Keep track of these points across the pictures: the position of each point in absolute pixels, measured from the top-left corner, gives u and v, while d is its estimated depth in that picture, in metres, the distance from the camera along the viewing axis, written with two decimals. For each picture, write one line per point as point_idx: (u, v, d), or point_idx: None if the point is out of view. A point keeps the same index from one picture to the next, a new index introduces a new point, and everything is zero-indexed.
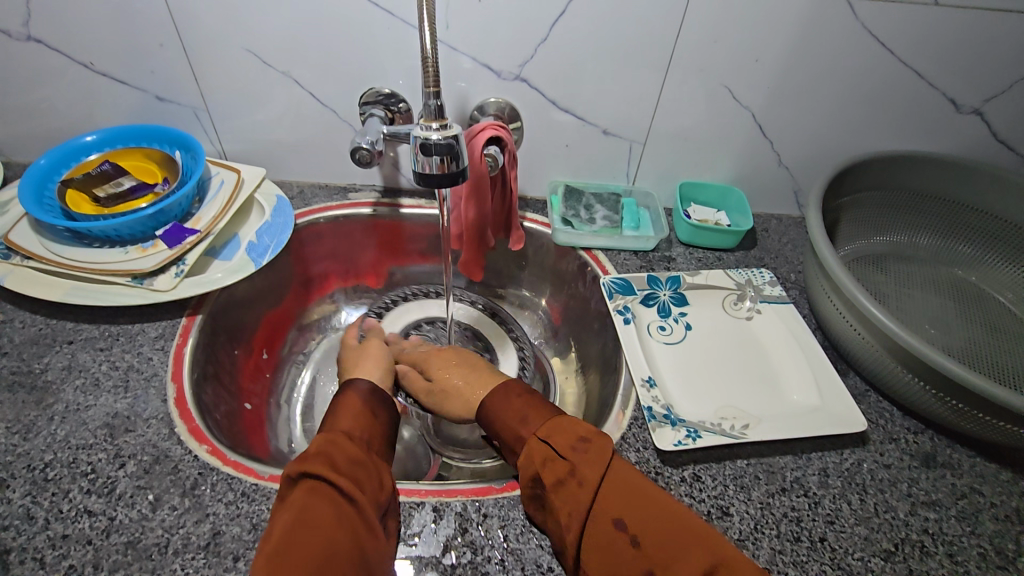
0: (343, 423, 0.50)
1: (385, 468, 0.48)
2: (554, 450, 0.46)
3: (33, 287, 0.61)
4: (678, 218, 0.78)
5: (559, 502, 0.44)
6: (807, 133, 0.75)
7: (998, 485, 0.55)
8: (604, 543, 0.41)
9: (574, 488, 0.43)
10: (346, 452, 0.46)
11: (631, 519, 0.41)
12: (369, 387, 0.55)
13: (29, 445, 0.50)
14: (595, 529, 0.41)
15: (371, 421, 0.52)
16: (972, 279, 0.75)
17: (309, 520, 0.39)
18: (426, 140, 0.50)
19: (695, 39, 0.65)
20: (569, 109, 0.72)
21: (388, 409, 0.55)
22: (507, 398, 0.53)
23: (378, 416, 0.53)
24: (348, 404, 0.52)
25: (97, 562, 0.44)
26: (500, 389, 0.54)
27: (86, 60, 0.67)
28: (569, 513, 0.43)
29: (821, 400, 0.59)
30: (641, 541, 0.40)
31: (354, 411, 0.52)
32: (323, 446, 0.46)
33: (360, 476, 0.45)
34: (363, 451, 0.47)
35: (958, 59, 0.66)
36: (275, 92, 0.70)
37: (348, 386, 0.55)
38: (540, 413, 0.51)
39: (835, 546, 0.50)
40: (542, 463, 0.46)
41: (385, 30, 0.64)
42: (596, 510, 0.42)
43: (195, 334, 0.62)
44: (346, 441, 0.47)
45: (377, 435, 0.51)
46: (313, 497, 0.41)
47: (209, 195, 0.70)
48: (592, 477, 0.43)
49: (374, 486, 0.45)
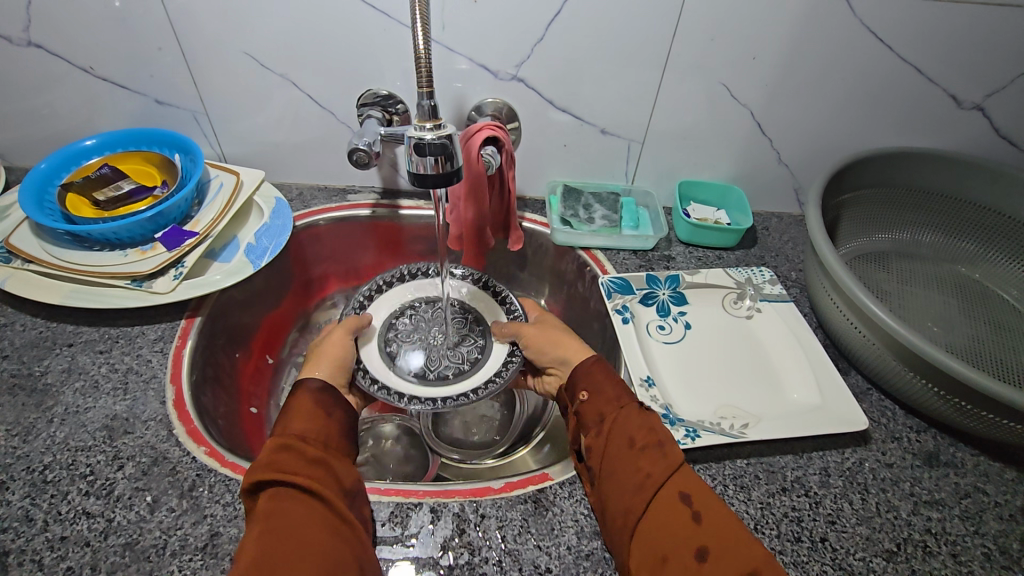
0: (294, 425, 0.48)
1: (349, 464, 0.48)
2: (649, 422, 0.49)
3: (34, 291, 0.61)
4: (677, 217, 0.77)
5: (643, 463, 0.46)
6: (806, 130, 0.74)
7: (1002, 484, 0.55)
8: (668, 516, 0.42)
9: (659, 455, 0.46)
10: (303, 456, 0.45)
11: (698, 500, 0.43)
12: (320, 384, 0.52)
13: (28, 447, 0.51)
14: (663, 499, 0.43)
15: (323, 420, 0.50)
16: (976, 276, 0.74)
17: (279, 526, 0.40)
18: (420, 141, 0.50)
19: (692, 37, 0.64)
20: (567, 109, 0.72)
21: (343, 408, 0.52)
22: (603, 369, 0.55)
23: (333, 412, 0.51)
24: (300, 404, 0.50)
25: (95, 564, 0.44)
26: (599, 360, 0.57)
27: (85, 65, 0.67)
28: (650, 474, 0.45)
29: (822, 399, 0.59)
30: (702, 518, 0.42)
31: (307, 411, 0.50)
32: (276, 453, 0.45)
33: (319, 478, 0.45)
34: (323, 451, 0.47)
35: (960, 53, 0.65)
36: (272, 94, 0.70)
37: (298, 386, 0.52)
38: (629, 393, 0.53)
39: (836, 546, 0.49)
40: (638, 425, 0.49)
41: (382, 32, 0.64)
42: (674, 480, 0.44)
43: (194, 336, 0.62)
44: (304, 444, 0.46)
45: (334, 432, 0.50)
46: (275, 505, 0.41)
47: (209, 198, 0.70)
48: (676, 453, 0.46)
49: (334, 482, 0.45)
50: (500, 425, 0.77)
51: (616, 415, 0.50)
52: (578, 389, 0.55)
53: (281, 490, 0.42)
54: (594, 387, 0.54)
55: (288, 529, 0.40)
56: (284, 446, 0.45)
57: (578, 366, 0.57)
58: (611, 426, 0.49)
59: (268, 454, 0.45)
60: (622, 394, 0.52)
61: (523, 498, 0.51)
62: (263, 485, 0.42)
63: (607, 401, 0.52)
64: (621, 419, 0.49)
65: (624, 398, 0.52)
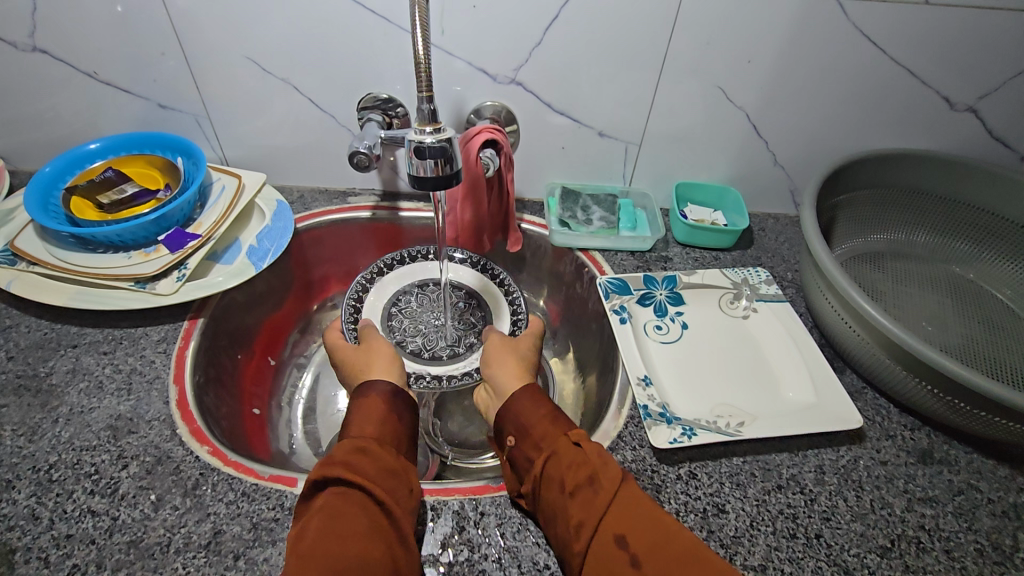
0: (368, 427, 0.50)
1: (415, 474, 0.49)
2: (580, 455, 0.47)
3: (38, 293, 0.62)
4: (675, 218, 0.78)
5: (575, 509, 0.44)
6: (801, 132, 0.75)
7: (996, 481, 0.55)
8: (606, 562, 0.41)
9: (590, 494, 0.44)
10: (380, 461, 0.46)
11: (632, 538, 0.41)
12: (390, 388, 0.54)
13: (34, 447, 0.51)
14: (598, 545, 0.41)
15: (393, 426, 0.51)
16: (970, 276, 0.75)
17: (339, 527, 0.40)
18: (420, 144, 0.51)
19: (687, 41, 0.65)
20: (565, 112, 0.73)
21: (409, 416, 0.54)
22: (531, 400, 0.54)
23: (401, 419, 0.52)
24: (370, 407, 0.52)
25: (100, 561, 0.44)
26: (532, 389, 0.55)
27: (89, 70, 0.68)
28: (583, 521, 0.43)
29: (817, 397, 0.59)
30: (641, 561, 0.40)
31: (377, 415, 0.51)
32: (351, 451, 0.46)
33: (388, 483, 0.45)
34: (394, 457, 0.48)
35: (952, 56, 0.66)
36: (274, 98, 0.71)
37: (366, 389, 0.54)
38: (562, 425, 0.50)
39: (831, 542, 0.50)
40: (568, 465, 0.46)
41: (381, 36, 0.64)
42: (606, 520, 0.42)
43: (197, 337, 0.63)
44: (378, 449, 0.47)
45: (401, 440, 0.51)
46: (343, 503, 0.42)
47: (211, 201, 0.71)
48: (609, 486, 0.44)
49: (403, 491, 0.46)
50: None
51: (546, 454, 0.48)
52: (507, 430, 0.53)
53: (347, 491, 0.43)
54: (521, 428, 0.52)
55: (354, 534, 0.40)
56: (363, 450, 0.46)
57: (506, 404, 0.54)
58: (541, 468, 0.47)
59: (344, 453, 0.46)
60: (553, 428, 0.50)
61: None
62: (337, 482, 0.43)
63: (532, 446, 0.50)
64: (554, 457, 0.47)
65: (552, 436, 0.49)
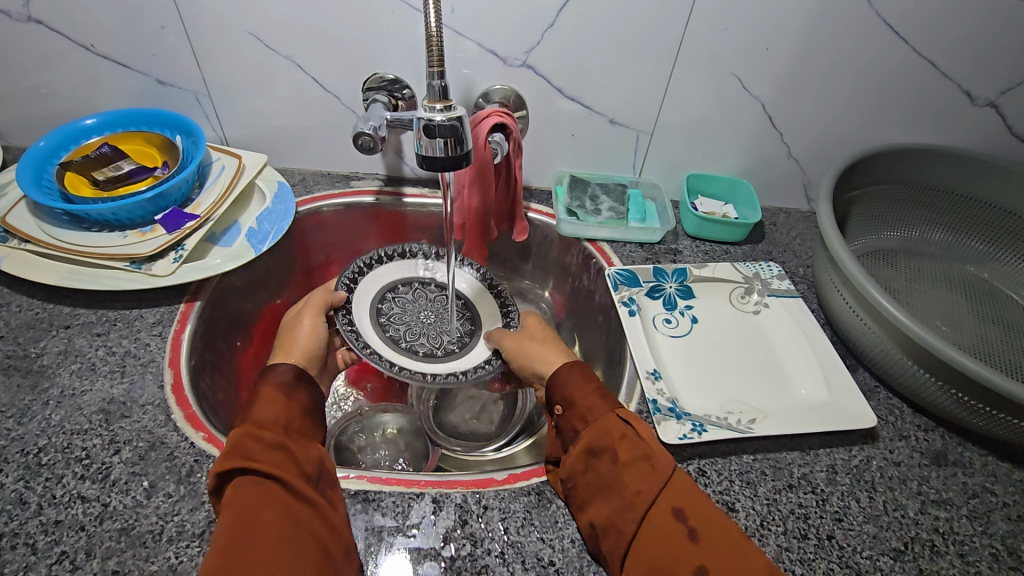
0: (261, 408, 0.47)
1: (312, 445, 0.47)
2: (634, 431, 0.47)
3: (31, 271, 0.60)
4: (685, 209, 0.76)
5: (629, 480, 0.44)
6: (818, 125, 0.73)
7: (1010, 484, 0.54)
8: (663, 534, 0.41)
9: (648, 470, 0.44)
10: (266, 439, 0.44)
11: (693, 515, 0.42)
12: (291, 370, 0.51)
13: (23, 429, 0.50)
14: (656, 517, 0.42)
15: (287, 405, 0.48)
16: (985, 276, 0.74)
17: (254, 524, 0.38)
18: (430, 122, 0.49)
19: (705, 27, 0.63)
20: (575, 98, 0.70)
21: (312, 392, 0.52)
22: (583, 376, 0.53)
23: (297, 396, 0.50)
24: (265, 392, 0.49)
25: (90, 549, 0.43)
26: (579, 365, 0.54)
27: (86, 42, 0.66)
28: (639, 492, 0.43)
29: (830, 396, 0.58)
30: (699, 536, 0.41)
31: (270, 396, 0.48)
32: (240, 436, 0.44)
33: (283, 460, 0.44)
34: (281, 435, 0.45)
35: (974, 50, 0.65)
36: (276, 76, 0.69)
37: (265, 375, 0.50)
38: (608, 400, 0.50)
39: (843, 544, 0.49)
40: (619, 438, 0.47)
41: (389, 14, 0.62)
42: (662, 496, 0.43)
43: (194, 320, 0.61)
44: (267, 432, 0.45)
45: (298, 416, 0.49)
46: (251, 498, 0.40)
47: (210, 180, 0.69)
48: (666, 465, 0.44)
49: (298, 462, 0.44)
50: (503, 418, 0.76)
51: (593, 428, 0.48)
52: (554, 400, 0.53)
53: (245, 478, 0.41)
54: (568, 398, 0.51)
55: (258, 521, 0.39)
56: (246, 433, 0.44)
57: (556, 373, 0.54)
58: (590, 442, 0.47)
59: (233, 442, 0.43)
60: (600, 403, 0.50)
61: (526, 490, 0.50)
62: (229, 472, 0.41)
63: (581, 417, 0.50)
64: (605, 428, 0.48)
65: (602, 411, 0.49)
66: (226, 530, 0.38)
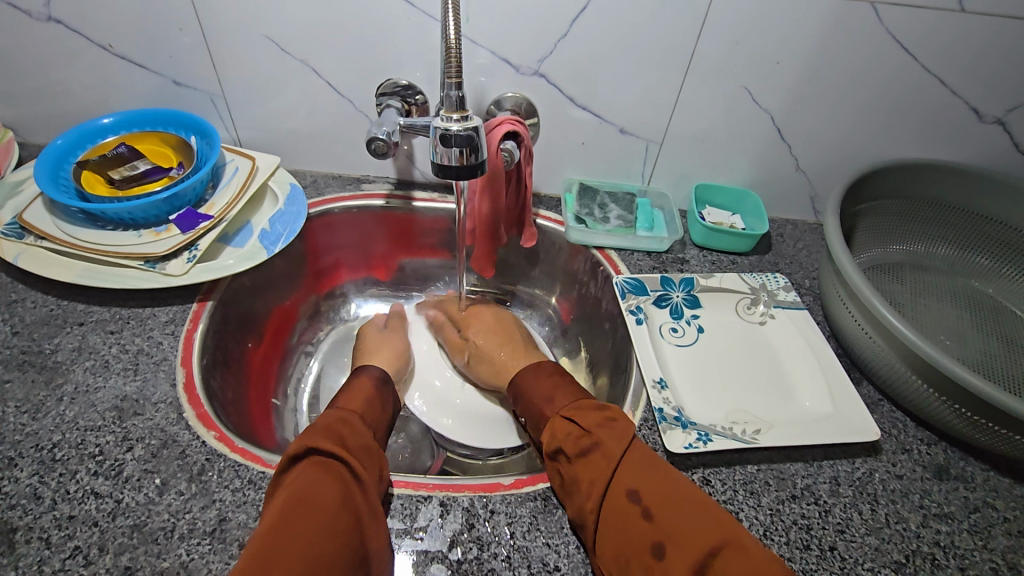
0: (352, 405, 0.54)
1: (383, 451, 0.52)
2: (579, 426, 0.51)
3: (46, 268, 0.61)
4: (693, 219, 0.77)
5: (583, 473, 0.48)
6: (826, 139, 0.74)
7: (1012, 500, 0.55)
8: (620, 517, 0.44)
9: (598, 459, 0.48)
10: (356, 433, 0.50)
11: (647, 494, 0.45)
12: (381, 374, 0.61)
13: (37, 424, 0.50)
14: (611, 501, 0.45)
15: (377, 408, 0.56)
16: (988, 291, 0.74)
17: (314, 495, 0.42)
18: (446, 131, 0.50)
19: (717, 41, 0.64)
20: (586, 106, 0.71)
21: (392, 398, 0.59)
22: (539, 380, 0.59)
23: (386, 402, 0.58)
24: (359, 387, 0.58)
25: (103, 544, 0.44)
26: (536, 369, 0.61)
27: (104, 43, 0.67)
28: (592, 483, 0.46)
29: (834, 407, 0.58)
30: (653, 514, 0.44)
31: (365, 393, 0.57)
32: (330, 421, 0.50)
33: (361, 453, 0.48)
34: (366, 432, 0.51)
35: (983, 68, 0.65)
36: (291, 80, 0.70)
37: (359, 371, 0.61)
38: (558, 402, 0.55)
39: (845, 555, 0.49)
40: (567, 435, 0.51)
41: (405, 21, 0.63)
42: (614, 482, 0.46)
43: (205, 320, 0.62)
44: (349, 425, 0.51)
45: (381, 426, 0.55)
46: (320, 473, 0.44)
47: (223, 182, 0.69)
48: (613, 449, 0.48)
49: (372, 458, 0.49)
50: None
51: (549, 430, 0.53)
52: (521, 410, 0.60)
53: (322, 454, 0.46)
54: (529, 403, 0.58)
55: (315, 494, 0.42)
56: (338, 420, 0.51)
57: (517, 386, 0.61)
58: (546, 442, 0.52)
59: (323, 424, 0.50)
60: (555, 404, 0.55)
61: (532, 495, 0.51)
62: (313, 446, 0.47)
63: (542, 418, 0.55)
64: (561, 430, 0.52)
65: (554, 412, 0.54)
66: (285, 494, 0.42)
